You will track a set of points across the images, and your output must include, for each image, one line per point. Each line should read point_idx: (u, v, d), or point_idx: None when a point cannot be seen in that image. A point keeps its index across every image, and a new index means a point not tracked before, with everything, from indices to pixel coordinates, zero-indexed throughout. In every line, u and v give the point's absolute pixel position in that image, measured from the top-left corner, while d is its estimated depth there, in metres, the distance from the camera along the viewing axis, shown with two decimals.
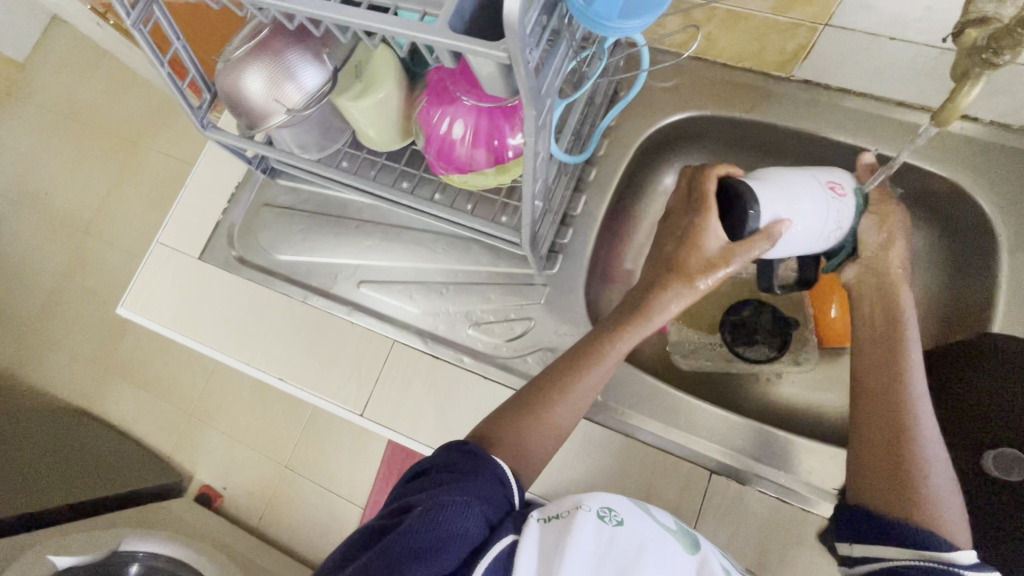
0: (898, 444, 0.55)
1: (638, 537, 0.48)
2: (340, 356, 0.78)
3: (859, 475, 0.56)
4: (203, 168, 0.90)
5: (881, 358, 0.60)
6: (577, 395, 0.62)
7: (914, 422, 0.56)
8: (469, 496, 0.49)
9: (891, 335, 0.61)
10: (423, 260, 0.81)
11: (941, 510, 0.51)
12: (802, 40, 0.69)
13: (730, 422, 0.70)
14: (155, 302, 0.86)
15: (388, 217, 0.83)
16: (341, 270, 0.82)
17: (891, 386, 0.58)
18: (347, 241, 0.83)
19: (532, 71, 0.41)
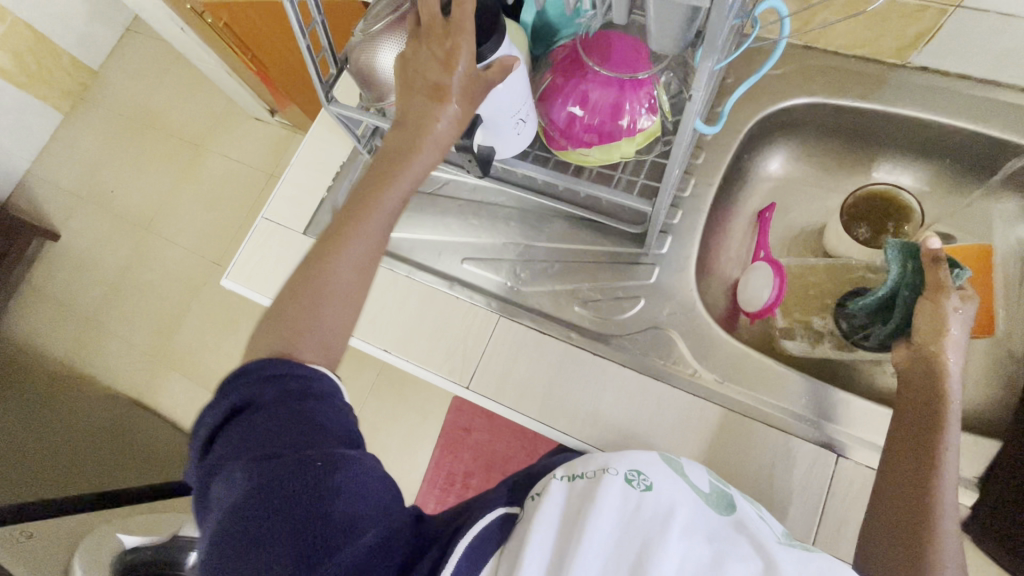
0: (921, 499, 0.56)
1: (665, 499, 0.53)
2: (446, 330, 0.80)
3: (875, 531, 0.58)
4: (306, 148, 0.93)
5: (913, 443, 0.59)
6: (390, 202, 0.58)
7: (938, 489, 0.56)
8: (304, 413, 0.48)
9: (930, 422, 0.59)
10: (529, 238, 0.82)
11: None
12: (927, 23, 0.69)
13: (800, 382, 0.72)
14: (259, 274, 0.88)
15: (491, 197, 0.85)
16: (446, 247, 0.83)
17: (919, 471, 0.57)
18: (451, 219, 0.84)
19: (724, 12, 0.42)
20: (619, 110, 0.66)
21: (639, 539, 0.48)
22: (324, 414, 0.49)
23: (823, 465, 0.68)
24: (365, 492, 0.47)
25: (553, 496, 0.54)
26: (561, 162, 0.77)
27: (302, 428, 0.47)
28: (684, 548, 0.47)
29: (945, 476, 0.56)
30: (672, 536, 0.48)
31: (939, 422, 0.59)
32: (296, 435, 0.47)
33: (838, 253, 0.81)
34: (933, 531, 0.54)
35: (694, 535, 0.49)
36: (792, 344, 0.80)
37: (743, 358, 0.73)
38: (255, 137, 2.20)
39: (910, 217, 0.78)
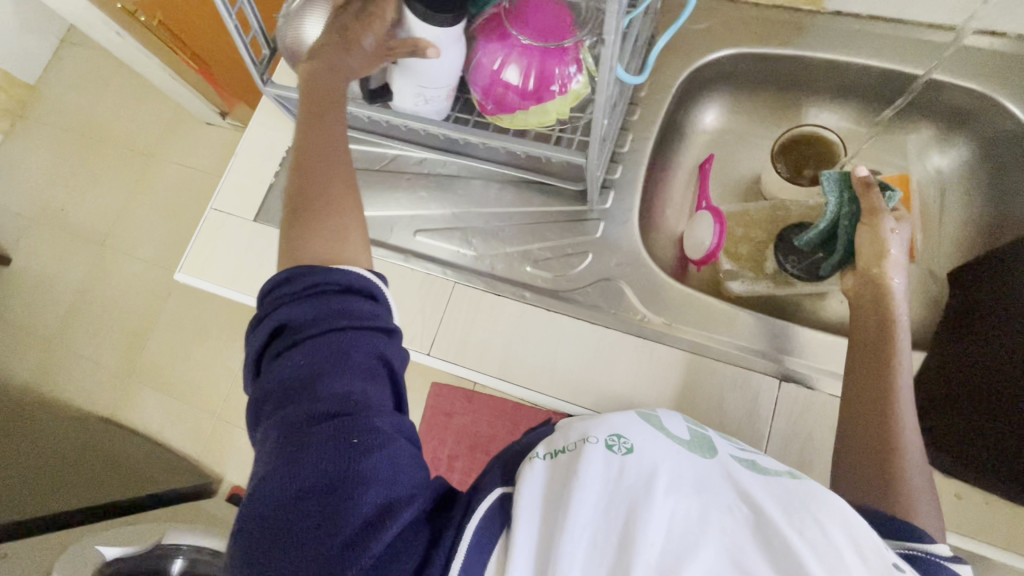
0: (885, 414, 0.58)
1: (650, 461, 0.46)
2: (404, 301, 0.81)
3: (846, 453, 0.58)
4: (250, 136, 0.93)
5: (872, 367, 0.61)
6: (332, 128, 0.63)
7: (898, 401, 0.58)
8: (368, 348, 0.50)
9: (883, 353, 0.62)
10: (477, 205, 0.83)
11: (915, 495, 0.53)
12: None
13: (739, 316, 0.76)
14: (213, 264, 0.87)
15: (438, 168, 0.86)
16: (396, 222, 0.84)
17: (880, 394, 0.59)
18: (399, 194, 0.85)
19: None
20: (548, 76, 0.68)
21: (625, 511, 0.42)
22: (357, 341, 0.50)
23: (768, 392, 0.72)
24: (397, 466, 0.46)
25: (530, 479, 0.47)
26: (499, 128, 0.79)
27: (312, 378, 0.48)
28: (671, 509, 0.42)
29: (901, 399, 0.59)
30: (659, 501, 0.42)
31: (891, 346, 0.62)
32: (308, 385, 0.48)
33: (773, 196, 0.86)
34: (898, 450, 0.55)
35: (684, 492, 0.44)
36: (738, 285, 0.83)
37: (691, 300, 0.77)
38: (207, 142, 2.15)
39: (835, 155, 0.82)
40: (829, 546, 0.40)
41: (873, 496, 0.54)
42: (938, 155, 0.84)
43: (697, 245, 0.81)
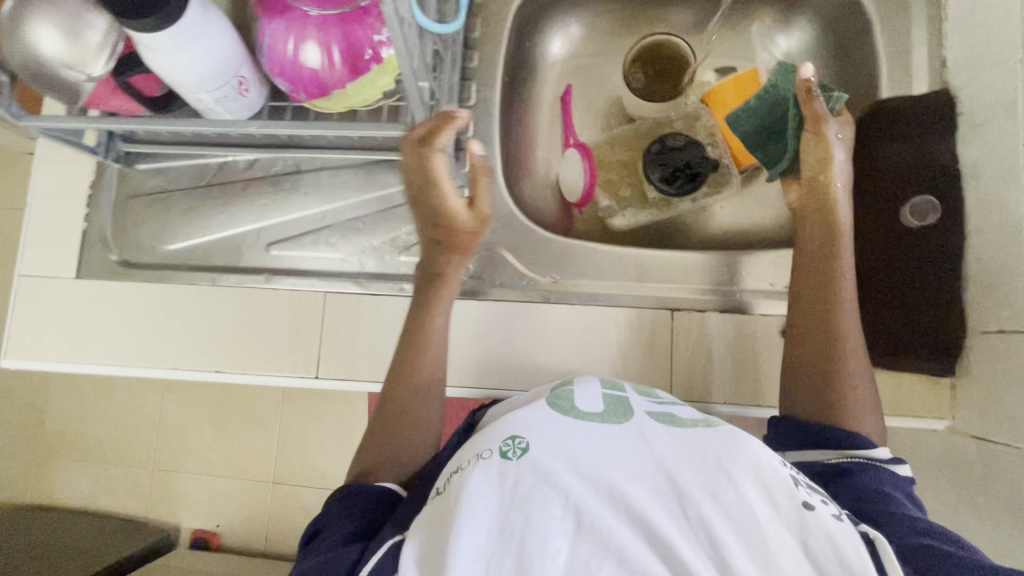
0: (830, 344, 0.60)
1: (546, 463, 0.43)
2: (271, 329, 0.72)
3: (794, 386, 0.61)
4: (41, 179, 0.77)
5: (812, 301, 0.62)
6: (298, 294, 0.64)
7: (841, 329, 0.60)
8: (352, 518, 0.53)
9: (821, 277, 0.62)
10: (329, 200, 0.76)
11: (860, 414, 0.58)
12: None
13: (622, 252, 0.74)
14: (31, 341, 0.73)
15: (275, 167, 0.76)
16: (245, 240, 0.75)
17: (825, 327, 0.61)
18: (240, 209, 0.76)
19: None
20: (357, 46, 0.58)
21: (520, 530, 0.40)
22: (336, 526, 0.52)
23: (667, 321, 0.71)
24: (324, 568, 0.47)
25: (427, 527, 0.44)
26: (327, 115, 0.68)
27: (310, 552, 0.52)
28: (574, 536, 0.40)
29: (846, 322, 0.61)
30: (555, 507, 0.41)
31: (834, 270, 0.62)
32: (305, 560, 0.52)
33: (637, 116, 0.82)
34: (849, 381, 0.59)
35: (597, 488, 0.42)
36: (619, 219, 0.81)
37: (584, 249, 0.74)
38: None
39: (687, 59, 0.80)
40: (744, 507, 0.40)
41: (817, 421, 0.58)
42: (783, 38, 0.84)
43: (576, 188, 0.77)
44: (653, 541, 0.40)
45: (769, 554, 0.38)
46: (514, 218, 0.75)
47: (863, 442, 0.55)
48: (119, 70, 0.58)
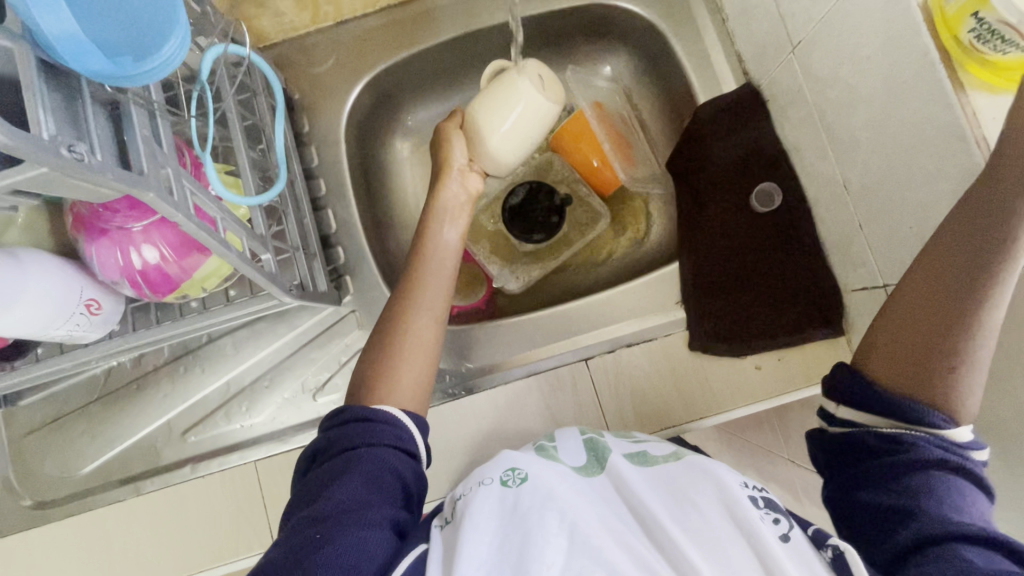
0: (961, 299, 0.40)
1: (544, 485, 0.44)
2: (226, 518, 0.64)
3: (875, 339, 0.45)
4: None
5: (959, 259, 0.40)
6: (431, 294, 0.57)
7: (995, 283, 0.40)
8: (384, 460, 0.45)
9: (987, 242, 0.39)
10: (266, 368, 0.68)
11: (965, 391, 0.41)
12: (632, 20, 0.73)
13: (671, 370, 0.65)
14: None
15: (161, 356, 0.68)
16: (156, 437, 0.67)
17: (935, 293, 0.42)
18: (137, 408, 0.68)
19: (101, 161, 0.33)
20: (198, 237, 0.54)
21: (520, 544, 0.39)
22: (368, 459, 0.45)
23: None
24: (363, 555, 0.39)
25: (433, 548, 0.41)
26: (336, 249, 0.69)
27: (330, 484, 0.43)
28: (564, 523, 0.40)
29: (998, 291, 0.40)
30: (550, 521, 0.40)
31: (1004, 254, 0.39)
32: (323, 489, 0.43)
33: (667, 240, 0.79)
34: (958, 345, 0.41)
35: (579, 504, 0.43)
36: (649, 334, 0.67)
37: (614, 373, 0.65)
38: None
39: None
40: (709, 531, 0.40)
41: (894, 377, 0.43)
42: None
43: (596, 307, 0.69)
44: (629, 546, 0.39)
45: (727, 558, 0.38)
46: (528, 328, 0.69)
47: (931, 419, 0.41)
48: (133, 304, 0.61)
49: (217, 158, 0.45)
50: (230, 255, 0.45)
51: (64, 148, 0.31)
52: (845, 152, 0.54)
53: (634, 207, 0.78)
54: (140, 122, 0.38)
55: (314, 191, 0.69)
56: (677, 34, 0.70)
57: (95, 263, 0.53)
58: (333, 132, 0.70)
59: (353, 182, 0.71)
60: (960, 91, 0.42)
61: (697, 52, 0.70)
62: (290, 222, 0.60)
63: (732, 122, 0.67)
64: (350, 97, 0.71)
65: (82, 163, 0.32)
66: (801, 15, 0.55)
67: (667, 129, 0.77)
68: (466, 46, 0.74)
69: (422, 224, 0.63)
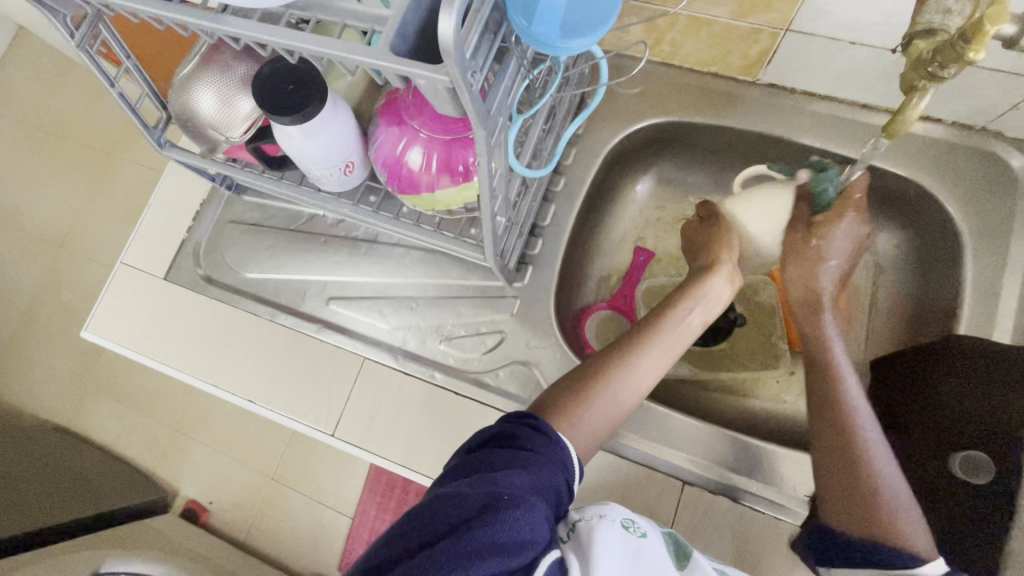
0: (846, 429, 0.54)
1: (661, 556, 0.45)
2: (318, 384, 0.71)
3: (822, 487, 0.54)
4: (164, 184, 0.82)
5: (826, 425, 0.56)
6: (653, 359, 0.57)
7: (861, 426, 0.54)
8: (553, 478, 0.45)
9: (831, 413, 0.56)
10: (419, 292, 0.72)
11: (904, 525, 0.49)
12: (935, 211, 0.67)
13: (759, 549, 0.60)
14: (125, 329, 0.76)
15: (354, 231, 0.76)
16: (310, 287, 0.75)
17: (841, 449, 0.53)
18: (312, 256, 0.76)
19: (477, 95, 0.38)
20: (454, 161, 0.58)
21: None
22: (543, 469, 0.44)
23: None
24: (524, 543, 0.38)
25: (566, 559, 0.40)
26: (537, 240, 0.72)
27: (508, 465, 0.43)
28: None
29: (867, 423, 0.55)
30: None
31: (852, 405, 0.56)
32: (499, 470, 0.43)
33: None
34: (879, 485, 0.51)
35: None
36: (759, 505, 0.61)
37: (703, 514, 0.61)
38: (106, 107, 1.69)
39: None
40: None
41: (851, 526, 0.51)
42: None
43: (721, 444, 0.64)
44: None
45: None
46: (650, 418, 0.65)
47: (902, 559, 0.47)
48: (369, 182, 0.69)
49: (523, 122, 0.50)
50: (486, 204, 0.49)
51: (468, 71, 0.36)
52: None
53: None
54: (509, 72, 0.43)
55: (551, 183, 0.73)
56: (976, 257, 0.64)
57: (376, 144, 0.61)
58: (597, 147, 0.74)
59: (585, 194, 0.74)
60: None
61: (985, 286, 0.63)
62: (527, 201, 0.64)
63: (987, 375, 0.59)
64: (630, 127, 0.74)
65: (471, 89, 0.37)
66: None
67: (898, 330, 0.71)
68: (757, 143, 0.73)
69: (670, 300, 0.63)
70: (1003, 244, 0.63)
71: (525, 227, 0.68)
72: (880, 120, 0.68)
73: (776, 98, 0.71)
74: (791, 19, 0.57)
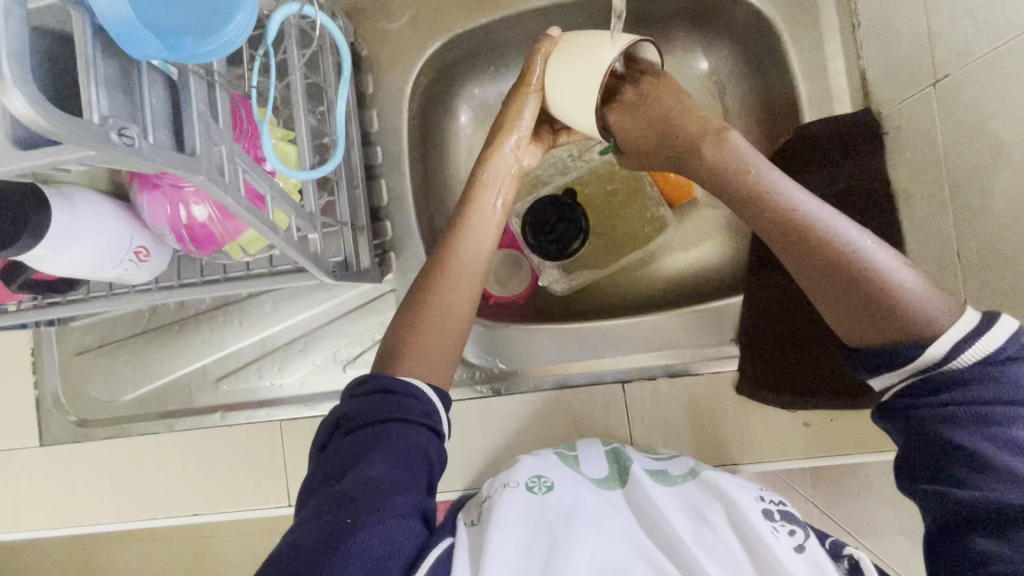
0: (791, 224, 0.44)
1: (570, 498, 0.46)
2: (248, 466, 0.67)
3: (818, 304, 0.44)
4: None
5: (787, 251, 0.45)
6: (475, 243, 0.53)
7: (799, 214, 0.45)
8: (413, 439, 0.44)
9: (772, 216, 0.45)
10: (299, 332, 0.68)
11: (906, 291, 0.40)
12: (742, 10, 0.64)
13: (709, 404, 0.62)
14: (27, 512, 0.69)
15: (202, 303, 0.69)
16: (191, 379, 0.69)
17: (815, 251, 0.43)
18: (175, 348, 0.69)
19: (153, 147, 0.31)
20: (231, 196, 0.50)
21: (548, 549, 0.41)
22: (397, 436, 0.43)
23: None
24: (389, 549, 0.38)
25: (457, 542, 0.43)
26: (384, 224, 0.66)
27: (357, 460, 0.42)
28: (594, 540, 0.42)
29: (800, 205, 0.45)
30: (579, 535, 0.42)
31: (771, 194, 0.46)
32: (350, 469, 0.42)
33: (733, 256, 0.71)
34: (861, 263, 0.42)
35: (605, 528, 0.44)
36: (697, 368, 0.63)
37: (651, 399, 0.62)
38: None
39: None
40: (721, 545, 0.42)
41: (871, 331, 0.41)
42: None
43: (639, 328, 0.65)
44: (654, 567, 0.41)
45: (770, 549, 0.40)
46: (570, 339, 0.66)
47: (905, 353, 0.40)
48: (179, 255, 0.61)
49: (264, 129, 0.42)
50: (274, 238, 0.44)
51: (114, 131, 0.29)
52: (968, 221, 0.46)
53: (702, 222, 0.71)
54: (197, 95, 0.35)
55: (370, 159, 0.66)
56: (795, 36, 0.61)
57: (148, 216, 0.52)
58: (397, 97, 0.66)
59: (409, 153, 0.67)
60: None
61: (813, 63, 0.61)
62: (344, 195, 0.58)
63: (839, 151, 0.59)
64: (421, 60, 0.66)
65: (131, 146, 0.30)
66: (956, 45, 0.46)
67: (759, 140, 0.69)
68: (552, 19, 0.67)
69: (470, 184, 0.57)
70: (815, 13, 0.61)
71: (364, 218, 0.62)
72: None
73: None
74: None
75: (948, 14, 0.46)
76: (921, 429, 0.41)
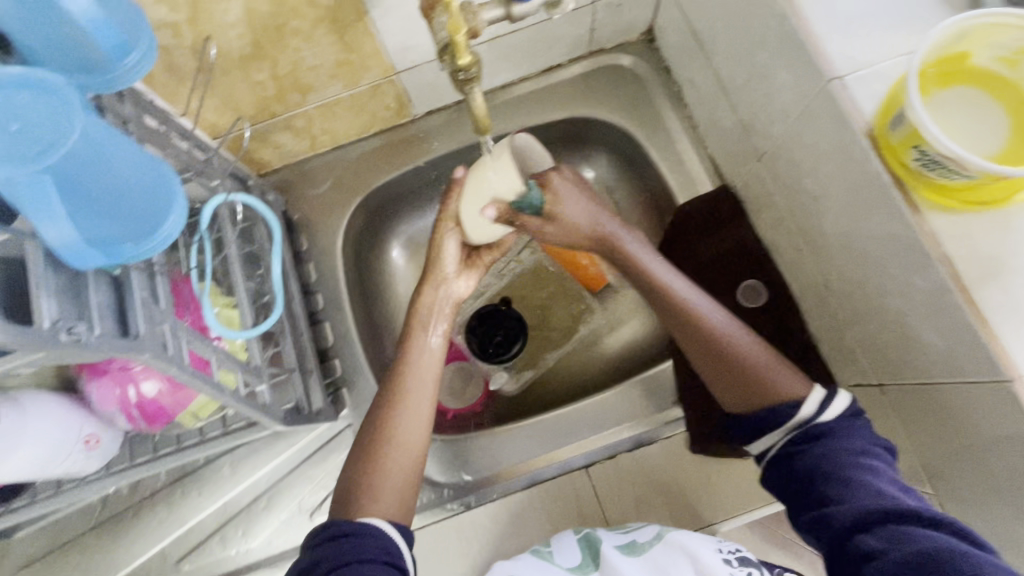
0: (692, 324, 0.53)
1: None
2: None
3: (710, 380, 0.53)
4: None
5: (691, 343, 0.53)
6: (415, 407, 0.55)
7: (702, 316, 0.53)
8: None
9: (681, 317, 0.54)
10: (261, 487, 0.67)
11: (774, 378, 0.50)
12: (607, 128, 0.77)
13: (671, 469, 0.64)
14: None
15: (159, 480, 0.68)
16: (151, 566, 0.66)
17: (709, 343, 0.52)
18: (131, 537, 0.66)
19: (101, 337, 0.36)
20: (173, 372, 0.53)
21: None
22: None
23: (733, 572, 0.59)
24: None
25: None
26: (334, 363, 0.70)
27: None
28: None
29: (701, 307, 0.54)
30: None
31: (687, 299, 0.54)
32: None
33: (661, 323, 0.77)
34: (743, 356, 0.51)
35: None
36: (659, 433, 0.65)
37: (617, 477, 0.64)
38: None
39: None
40: None
41: (742, 403, 0.52)
42: None
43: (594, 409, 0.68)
44: None
45: None
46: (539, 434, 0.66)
47: (785, 413, 0.49)
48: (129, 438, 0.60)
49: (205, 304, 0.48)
50: (225, 396, 0.47)
51: (63, 332, 0.33)
52: (822, 257, 0.55)
53: (624, 300, 0.79)
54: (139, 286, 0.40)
55: (313, 306, 0.72)
56: (653, 140, 0.74)
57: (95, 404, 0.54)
58: (330, 247, 0.74)
59: (349, 293, 0.73)
60: (915, 212, 0.42)
61: (673, 157, 0.74)
62: (290, 341, 0.63)
63: (715, 223, 0.69)
64: (347, 213, 0.75)
65: (81, 342, 0.34)
66: (762, 130, 0.58)
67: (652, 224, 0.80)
68: (454, 161, 0.78)
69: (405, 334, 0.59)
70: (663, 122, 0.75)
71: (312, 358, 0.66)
72: (522, 89, 0.76)
73: (442, 119, 0.76)
74: (390, 63, 0.63)
75: (749, 108, 0.59)
76: (808, 464, 0.47)
